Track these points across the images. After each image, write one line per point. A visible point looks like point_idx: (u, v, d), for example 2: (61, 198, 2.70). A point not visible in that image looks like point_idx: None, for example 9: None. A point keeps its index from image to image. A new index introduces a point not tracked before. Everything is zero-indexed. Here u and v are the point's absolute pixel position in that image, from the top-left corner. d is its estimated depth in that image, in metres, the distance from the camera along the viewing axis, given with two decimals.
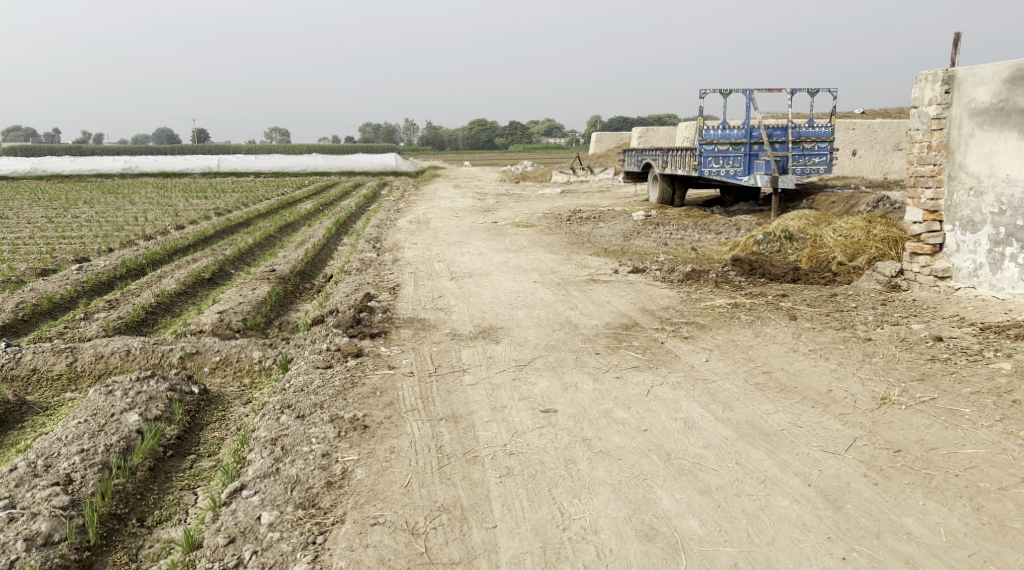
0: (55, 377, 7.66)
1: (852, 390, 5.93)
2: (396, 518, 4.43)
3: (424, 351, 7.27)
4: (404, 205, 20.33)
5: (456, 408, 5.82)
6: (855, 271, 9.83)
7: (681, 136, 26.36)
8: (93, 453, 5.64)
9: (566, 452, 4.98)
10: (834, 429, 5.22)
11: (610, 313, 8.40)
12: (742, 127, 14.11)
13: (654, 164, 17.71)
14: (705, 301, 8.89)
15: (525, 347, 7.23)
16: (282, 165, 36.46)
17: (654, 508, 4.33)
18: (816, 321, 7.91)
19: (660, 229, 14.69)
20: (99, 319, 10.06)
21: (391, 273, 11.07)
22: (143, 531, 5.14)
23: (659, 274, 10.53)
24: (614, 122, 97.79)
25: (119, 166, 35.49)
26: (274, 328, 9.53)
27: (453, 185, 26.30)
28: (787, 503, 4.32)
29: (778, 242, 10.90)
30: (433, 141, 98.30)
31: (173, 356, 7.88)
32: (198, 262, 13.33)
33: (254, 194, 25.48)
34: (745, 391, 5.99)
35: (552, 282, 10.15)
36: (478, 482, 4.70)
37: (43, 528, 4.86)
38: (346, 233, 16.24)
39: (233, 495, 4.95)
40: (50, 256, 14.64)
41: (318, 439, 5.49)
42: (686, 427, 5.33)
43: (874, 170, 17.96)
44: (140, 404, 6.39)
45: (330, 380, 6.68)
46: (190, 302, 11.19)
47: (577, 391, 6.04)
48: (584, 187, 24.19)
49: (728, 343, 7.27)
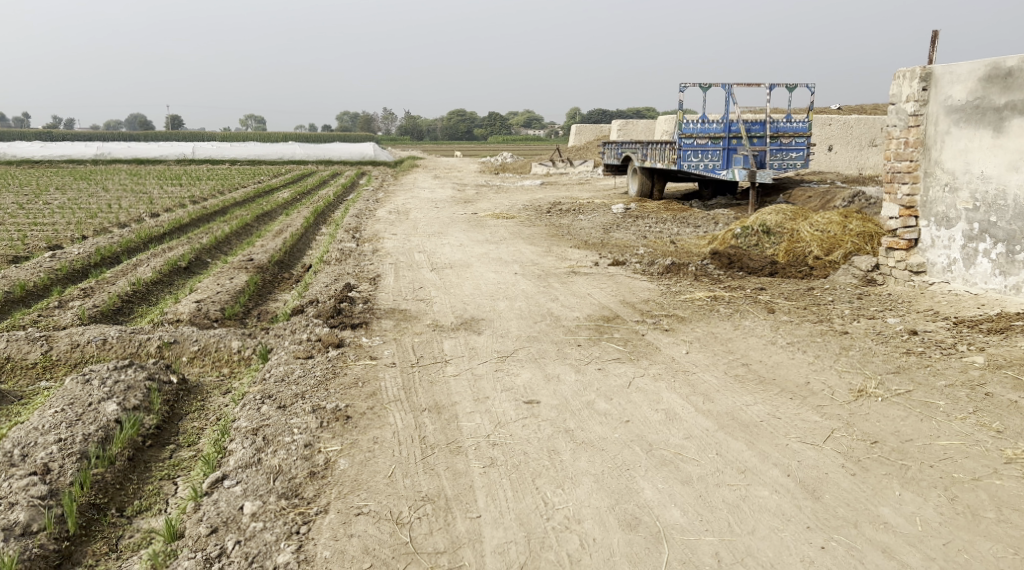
0: (29, 365, 7.59)
1: (830, 382, 6.02)
2: (380, 508, 4.45)
3: (406, 341, 7.28)
4: (383, 195, 20.28)
5: (439, 399, 5.84)
6: (832, 265, 9.97)
7: (660, 130, 26.45)
8: (71, 443, 5.59)
9: (549, 443, 5.02)
10: (813, 420, 5.30)
11: (591, 305, 8.45)
12: (720, 121, 14.14)
13: (633, 156, 17.75)
14: (684, 294, 8.96)
15: (506, 338, 7.26)
16: (258, 154, 36.13)
17: (636, 498, 4.38)
18: (793, 314, 8.02)
19: (639, 222, 14.78)
20: (74, 307, 9.95)
21: (370, 263, 11.04)
22: (122, 521, 5.12)
23: (638, 266, 10.60)
24: (592, 114, 97.93)
25: (91, 152, 34.96)
26: (253, 318, 9.48)
27: (431, 176, 26.22)
28: (767, 493, 4.38)
29: (755, 237, 11.03)
30: (411, 131, 97.98)
31: (150, 345, 7.83)
32: (174, 250, 13.21)
33: (230, 182, 25.22)
34: (725, 383, 6.06)
35: (533, 274, 10.18)
36: (462, 473, 4.72)
37: (21, 518, 4.82)
38: (325, 223, 16.16)
39: (215, 485, 4.95)
40: (22, 243, 14.44)
41: (300, 429, 5.49)
42: (667, 418, 5.39)
43: (850, 166, 18.15)
44: (119, 393, 6.34)
45: (311, 370, 6.68)
46: (166, 291, 11.09)
47: (559, 382, 6.09)
48: (562, 179, 24.22)
49: (707, 336, 7.35)
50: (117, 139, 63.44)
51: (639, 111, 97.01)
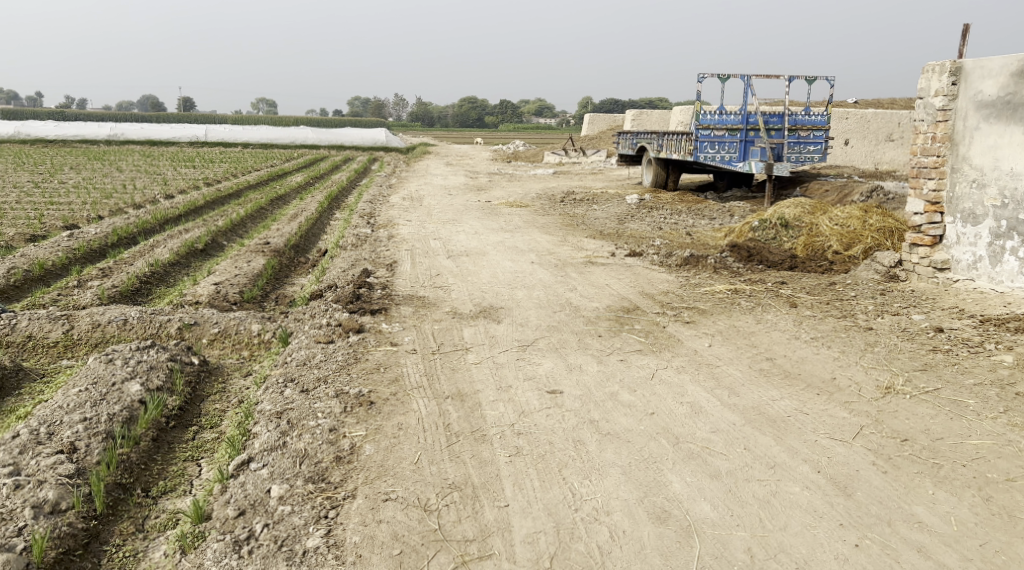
0: (51, 344, 7.61)
1: (856, 378, 5.97)
2: (407, 494, 4.42)
3: (426, 328, 7.25)
4: (396, 181, 20.25)
5: (462, 387, 5.80)
6: (851, 260, 9.89)
7: (674, 120, 26.29)
8: (97, 422, 5.60)
9: (575, 433, 4.98)
10: (841, 417, 5.25)
11: (610, 295, 8.40)
12: (738, 112, 14.04)
13: (649, 146, 17.63)
14: (704, 286, 8.90)
15: (527, 327, 7.22)
16: (270, 137, 36.07)
17: (665, 491, 4.34)
18: (816, 309, 7.96)
19: (655, 213, 14.70)
20: (92, 287, 9.94)
21: (387, 249, 11.01)
22: (148, 501, 5.10)
23: (656, 258, 10.53)
24: (604, 103, 97.52)
25: (104, 132, 35.01)
26: (271, 301, 9.47)
27: (443, 163, 26.13)
28: (798, 489, 4.34)
29: (773, 230, 10.93)
30: (422, 117, 97.78)
31: (170, 327, 7.82)
32: (190, 232, 13.23)
33: (243, 165, 25.20)
34: (750, 377, 6.01)
35: (550, 263, 10.13)
36: (488, 461, 4.69)
37: (50, 496, 4.74)
38: (339, 208, 16.13)
39: (241, 467, 4.96)
40: (38, 221, 14.47)
41: (324, 413, 5.48)
42: (693, 411, 5.34)
43: (867, 160, 17.98)
44: (142, 373, 6.36)
45: (333, 355, 6.67)
46: (184, 273, 11.08)
47: (582, 373, 6.05)
48: (575, 168, 24.11)
49: (730, 329, 7.29)
50: (129, 119, 63.47)
51: (652, 101, 96.53)
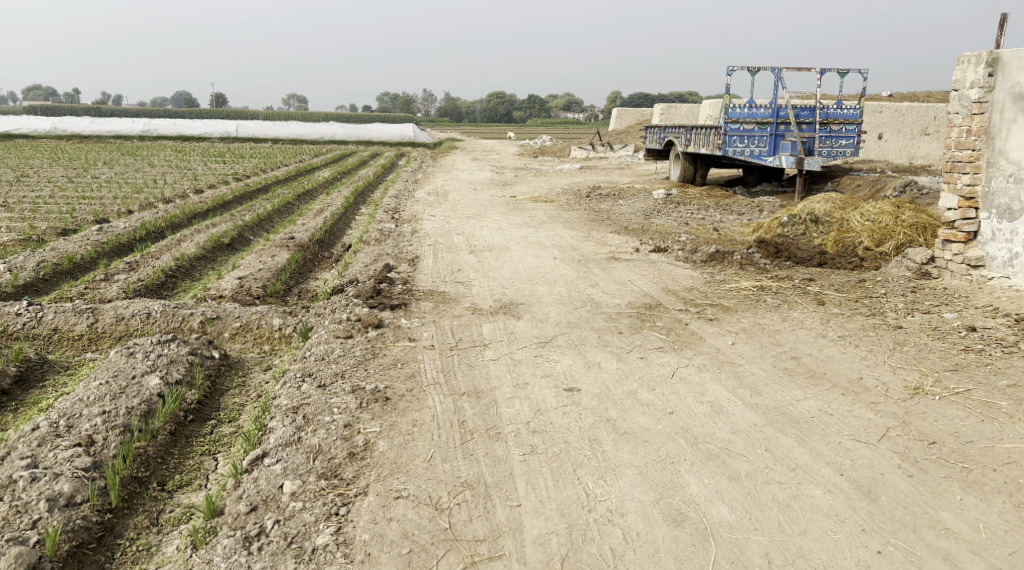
0: (76, 337, 7.64)
1: (884, 378, 5.80)
2: (419, 492, 4.35)
3: (445, 324, 7.19)
4: (422, 176, 20.24)
5: (478, 383, 5.73)
6: (882, 257, 9.68)
7: (704, 114, 25.99)
8: (115, 416, 5.57)
9: (591, 432, 4.88)
10: (866, 418, 5.10)
11: (632, 292, 8.28)
12: (768, 106, 13.81)
13: (677, 141, 17.42)
14: (729, 283, 8.74)
15: (547, 323, 7.13)
16: (300, 132, 36.28)
17: (682, 493, 4.23)
18: (844, 306, 7.78)
19: (682, 208, 14.52)
20: (119, 281, 10.01)
21: (410, 244, 10.98)
22: (164, 495, 5.03)
23: (681, 253, 10.38)
24: (634, 98, 97.06)
25: (138, 128, 35.48)
26: (293, 296, 9.46)
27: (470, 157, 26.08)
28: (820, 492, 4.21)
29: (803, 225, 10.69)
30: (451, 112, 97.92)
31: (193, 321, 7.84)
32: (217, 227, 13.29)
33: (272, 160, 25.37)
34: (773, 376, 5.88)
35: (572, 259, 10.03)
36: (502, 459, 4.61)
37: (65, 489, 4.71)
38: (364, 203, 16.13)
39: (255, 463, 4.90)
40: (70, 215, 14.63)
41: (339, 409, 5.43)
42: (713, 410, 5.22)
43: (901, 155, 17.62)
44: (162, 367, 6.36)
45: (351, 350, 6.62)
46: (209, 267, 11.13)
47: (601, 370, 5.95)
48: (602, 163, 23.95)
49: (754, 327, 7.15)
50: (163, 114, 64.25)
51: (683, 96, 95.73)
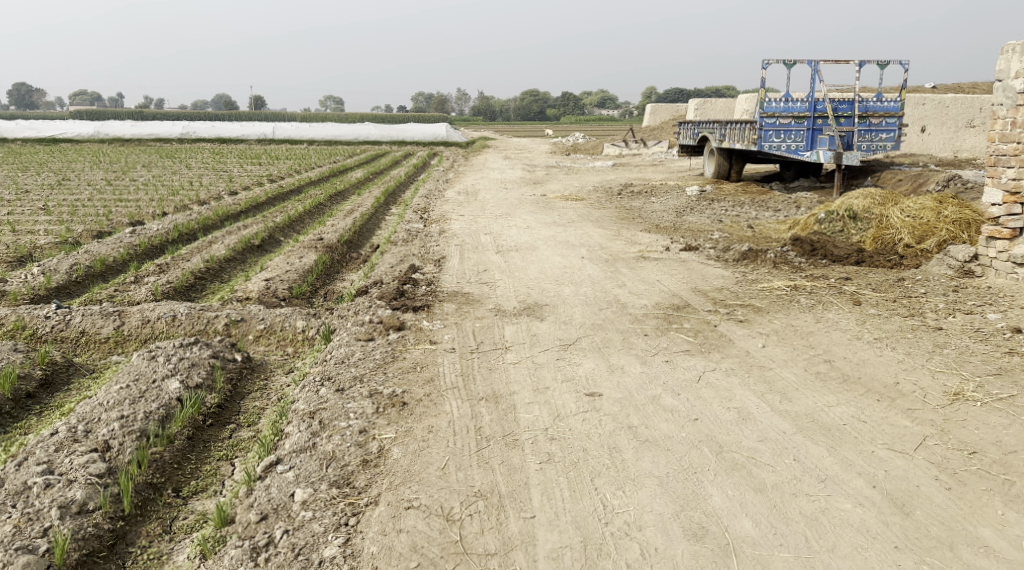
0: (102, 340, 7.59)
1: (921, 383, 5.55)
2: (430, 502, 4.23)
3: (467, 326, 7.06)
4: (454, 175, 20.17)
5: (497, 388, 5.59)
6: (923, 254, 9.36)
7: (740, 109, 25.55)
8: (133, 420, 5.47)
9: (611, 440, 4.72)
10: (902, 426, 4.86)
11: (661, 292, 8.08)
12: (805, 99, 13.46)
13: (711, 136, 17.10)
14: (762, 283, 8.49)
15: (571, 325, 6.96)
16: (334, 133, 36.45)
17: (704, 505, 4.05)
18: (881, 307, 7.50)
19: (716, 205, 14.23)
20: (148, 283, 10.04)
21: (437, 244, 10.87)
22: (178, 501, 4.96)
23: (713, 252, 10.13)
24: (670, 94, 96.19)
25: (176, 131, 35.93)
26: (319, 298, 9.40)
27: (502, 156, 25.96)
28: (850, 505, 4.00)
29: (840, 222, 10.40)
30: (486, 111, 97.97)
31: (218, 323, 7.78)
32: (248, 228, 13.32)
33: (306, 161, 25.48)
34: (804, 381, 5.65)
35: (601, 259, 9.84)
36: (518, 468, 4.46)
37: (78, 496, 4.67)
38: (395, 203, 16.07)
39: (269, 469, 4.79)
40: (105, 218, 14.77)
41: (356, 414, 5.32)
42: (740, 418, 5.02)
43: (945, 148, 17.09)
44: (182, 370, 6.28)
45: (371, 353, 6.52)
46: (239, 269, 11.13)
47: (624, 374, 5.77)
48: (635, 160, 23.66)
49: (786, 328, 6.90)
50: (201, 117, 65.07)
51: (720, 91, 94.62)
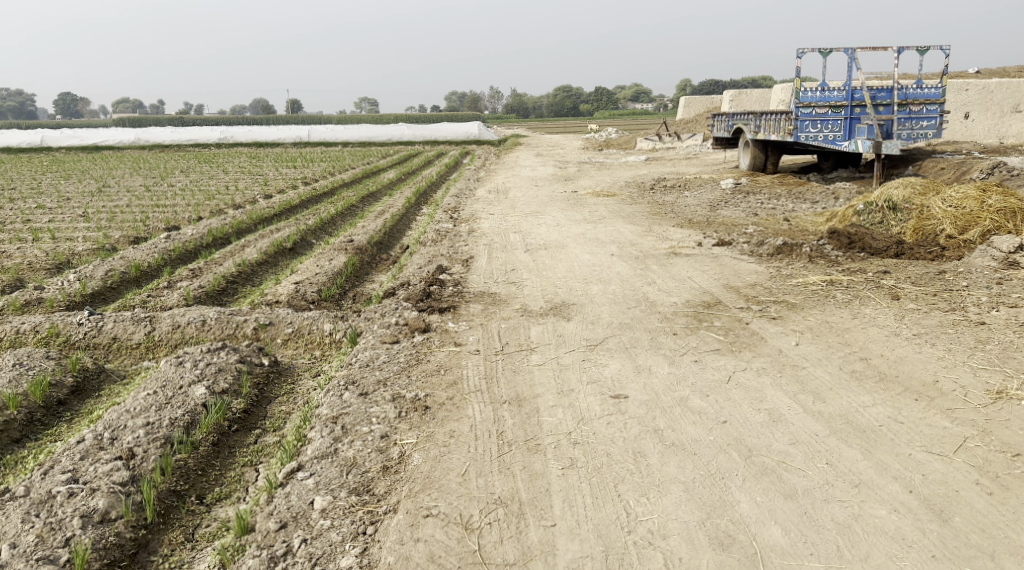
0: (133, 346, 7.59)
1: (962, 381, 5.34)
2: (450, 510, 4.14)
3: (493, 327, 6.97)
4: (485, 173, 20.10)
5: (521, 390, 5.49)
6: (966, 245, 9.07)
7: (776, 100, 25.10)
8: (157, 427, 5.46)
9: (635, 444, 4.60)
10: (941, 426, 4.67)
11: (691, 290, 7.91)
12: (842, 88, 13.13)
13: (745, 128, 16.80)
14: (797, 278, 8.28)
15: (598, 325, 6.84)
16: (369, 133, 36.61)
17: (731, 512, 3.91)
18: (921, 301, 7.26)
19: (751, 198, 13.97)
20: (181, 288, 10.09)
21: (465, 244, 10.81)
22: (201, 509, 4.94)
23: (747, 247, 9.91)
24: (705, 87, 95.20)
25: (215, 136, 36.34)
26: (349, 300, 9.37)
27: (534, 154, 25.84)
28: (885, 512, 3.84)
29: (880, 213, 10.16)
30: (520, 108, 97.97)
31: (246, 327, 7.75)
32: (281, 231, 13.36)
33: (341, 163, 25.59)
34: (839, 380, 5.46)
35: (631, 256, 9.68)
36: (539, 474, 4.35)
37: (100, 506, 4.69)
38: (426, 203, 16.05)
39: (290, 476, 4.73)
40: (142, 224, 14.94)
41: (378, 418, 5.25)
42: (771, 420, 4.87)
43: (990, 135, 16.56)
44: (209, 376, 6.24)
45: (396, 356, 6.46)
46: (270, 272, 11.17)
47: (651, 375, 5.64)
48: (669, 154, 23.37)
49: (821, 325, 6.71)
50: (240, 121, 65.86)
51: (757, 82, 93.36)
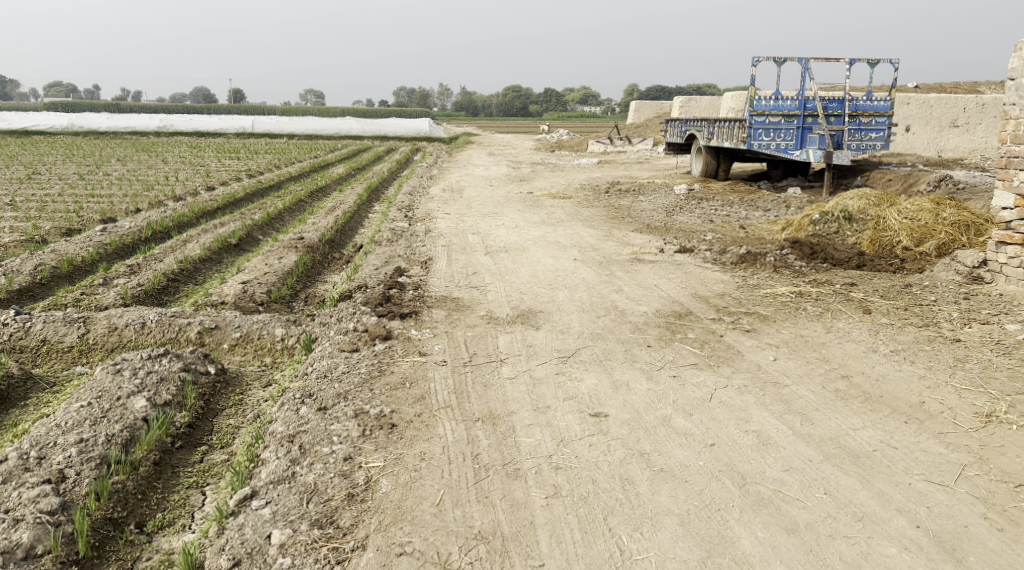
0: (65, 349, 7.02)
1: (949, 403, 5.17)
2: (425, 547, 3.82)
3: (458, 336, 6.60)
4: (437, 171, 19.69)
5: (494, 407, 5.15)
6: (924, 257, 8.98)
7: (726, 107, 25.24)
8: (92, 445, 4.96)
9: (622, 469, 4.32)
10: (937, 452, 4.52)
11: (660, 298, 7.65)
12: (795, 98, 12.93)
13: (698, 133, 16.69)
14: (764, 288, 8.08)
15: (568, 335, 6.52)
16: (316, 127, 35.77)
17: (733, 551, 3.73)
18: (892, 316, 7.12)
19: (705, 204, 13.84)
20: (118, 285, 9.47)
21: (422, 245, 10.41)
22: (141, 539, 4.50)
23: (709, 254, 9.70)
24: (651, 91, 96.09)
25: (154, 124, 35.06)
26: (300, 302, 8.86)
27: (485, 153, 25.44)
28: (895, 550, 3.73)
29: (836, 223, 10.06)
30: (466, 107, 97.52)
31: (190, 331, 7.22)
32: (225, 226, 12.74)
33: (286, 156, 24.84)
34: (825, 400, 5.23)
35: (594, 261, 9.41)
36: (521, 504, 4.06)
37: (24, 540, 4.20)
38: (377, 200, 15.58)
39: (243, 504, 4.31)
40: (76, 215, 14.13)
41: (340, 438, 4.84)
42: (761, 443, 4.61)
43: (929, 148, 16.66)
44: (150, 387, 5.72)
45: (356, 366, 6.03)
46: (214, 269, 10.59)
47: (630, 392, 5.33)
48: (620, 157, 23.24)
49: (796, 339, 6.49)
50: (179, 109, 64.11)
51: (703, 87, 94.56)
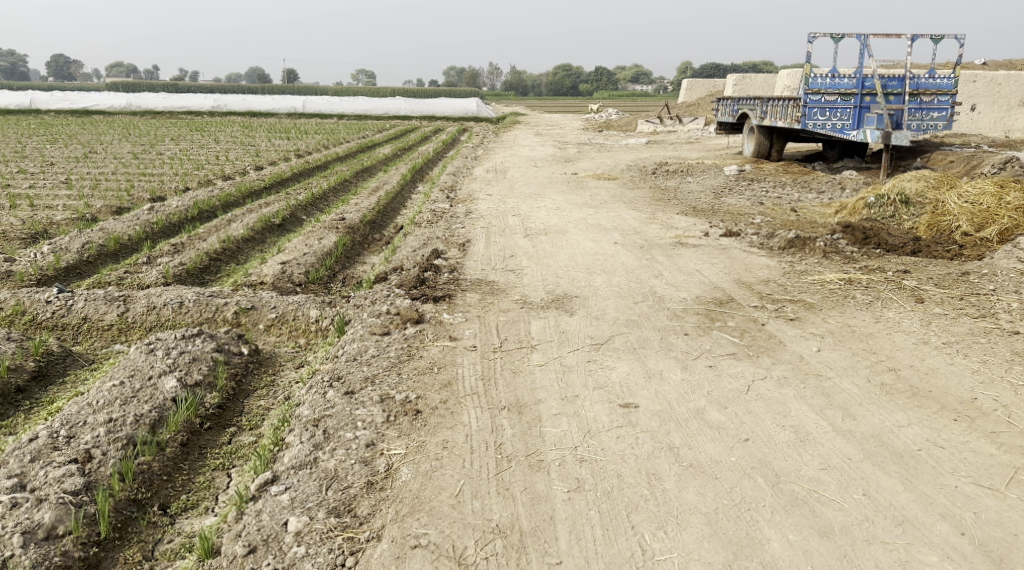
0: (105, 327, 7.06)
1: (1004, 400, 4.88)
2: (441, 540, 3.82)
3: (490, 321, 6.47)
4: (483, 151, 19.52)
5: (521, 395, 5.02)
6: (984, 243, 8.54)
7: (781, 85, 24.53)
8: (120, 425, 4.95)
9: (649, 464, 4.26)
10: (987, 454, 4.33)
11: (701, 284, 7.41)
12: (853, 75, 12.40)
13: (751, 113, 16.21)
14: (812, 275, 7.78)
15: (603, 321, 6.35)
16: (365, 107, 35.83)
17: (761, 554, 3.69)
18: (947, 305, 6.78)
19: (755, 186, 13.46)
20: (161, 264, 9.53)
21: (462, 226, 10.30)
22: (163, 521, 4.49)
23: (756, 238, 9.37)
24: (706, 70, 94.34)
25: (209, 104, 35.56)
26: (337, 283, 8.82)
27: (532, 133, 25.16)
28: (936, 559, 3.66)
29: (892, 207, 9.64)
30: (517, 87, 96.81)
31: (227, 311, 7.21)
32: (270, 206, 12.77)
33: (335, 136, 24.89)
34: (869, 394, 4.98)
35: (635, 244, 9.20)
36: (542, 498, 4.05)
37: (45, 520, 4.22)
38: (421, 180, 15.49)
39: (262, 488, 4.26)
40: (126, 193, 14.32)
41: (364, 423, 4.76)
42: (797, 439, 4.45)
43: (996, 128, 15.92)
44: (182, 366, 5.70)
45: (385, 350, 5.94)
46: (256, 249, 10.63)
47: (663, 382, 5.15)
48: (670, 138, 22.75)
49: (843, 329, 6.22)
50: (234, 90, 65.01)
51: (760, 64, 92.24)
